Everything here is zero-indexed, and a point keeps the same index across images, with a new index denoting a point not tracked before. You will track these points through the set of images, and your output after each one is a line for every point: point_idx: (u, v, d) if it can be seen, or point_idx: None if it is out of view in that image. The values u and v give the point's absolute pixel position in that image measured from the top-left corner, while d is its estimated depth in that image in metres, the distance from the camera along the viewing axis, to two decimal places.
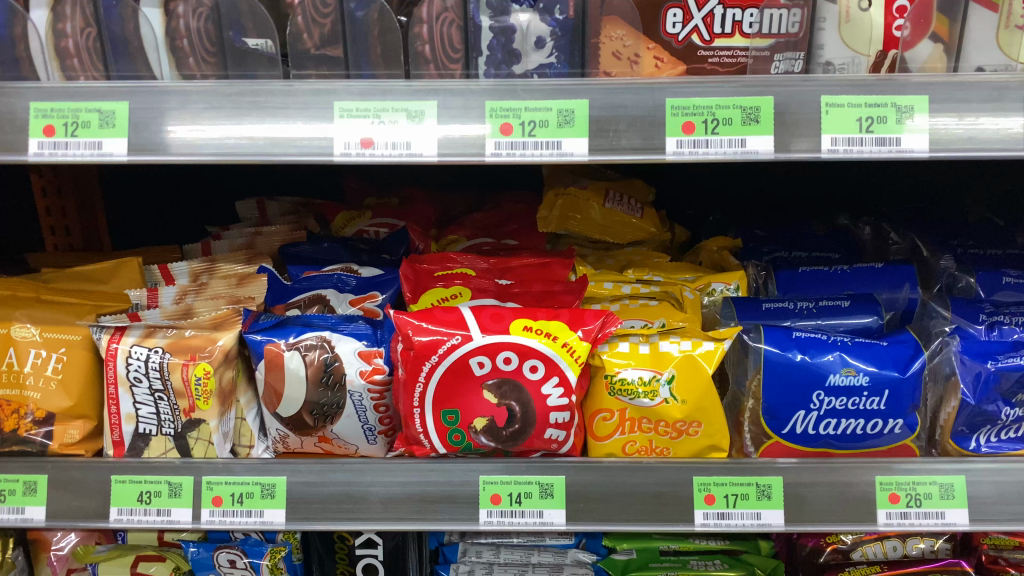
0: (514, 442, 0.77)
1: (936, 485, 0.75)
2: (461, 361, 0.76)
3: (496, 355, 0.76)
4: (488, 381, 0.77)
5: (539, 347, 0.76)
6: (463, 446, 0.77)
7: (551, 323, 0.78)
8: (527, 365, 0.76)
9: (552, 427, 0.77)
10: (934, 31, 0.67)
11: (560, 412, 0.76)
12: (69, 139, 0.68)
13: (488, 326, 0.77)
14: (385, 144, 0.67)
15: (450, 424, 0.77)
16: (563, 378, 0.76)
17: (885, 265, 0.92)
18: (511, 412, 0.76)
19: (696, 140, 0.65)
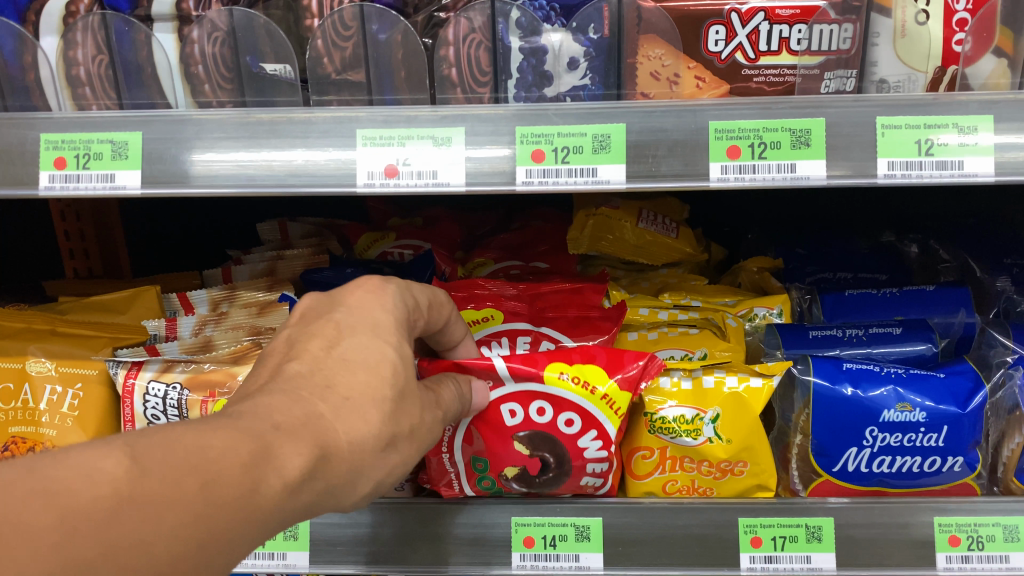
0: (549, 489, 0.74)
1: (999, 527, 0.70)
2: (491, 410, 0.72)
3: (529, 404, 0.72)
4: (521, 431, 0.72)
5: (575, 399, 0.71)
6: (495, 490, 0.75)
7: (587, 367, 0.72)
8: (561, 419, 0.72)
9: (588, 476, 0.73)
10: (998, 45, 0.62)
11: (598, 463, 0.72)
12: (80, 172, 0.65)
13: (520, 374, 0.72)
14: (410, 174, 0.63)
15: (479, 470, 0.74)
16: (602, 431, 0.72)
17: (938, 287, 0.87)
18: (545, 463, 0.73)
19: (741, 166, 0.61)
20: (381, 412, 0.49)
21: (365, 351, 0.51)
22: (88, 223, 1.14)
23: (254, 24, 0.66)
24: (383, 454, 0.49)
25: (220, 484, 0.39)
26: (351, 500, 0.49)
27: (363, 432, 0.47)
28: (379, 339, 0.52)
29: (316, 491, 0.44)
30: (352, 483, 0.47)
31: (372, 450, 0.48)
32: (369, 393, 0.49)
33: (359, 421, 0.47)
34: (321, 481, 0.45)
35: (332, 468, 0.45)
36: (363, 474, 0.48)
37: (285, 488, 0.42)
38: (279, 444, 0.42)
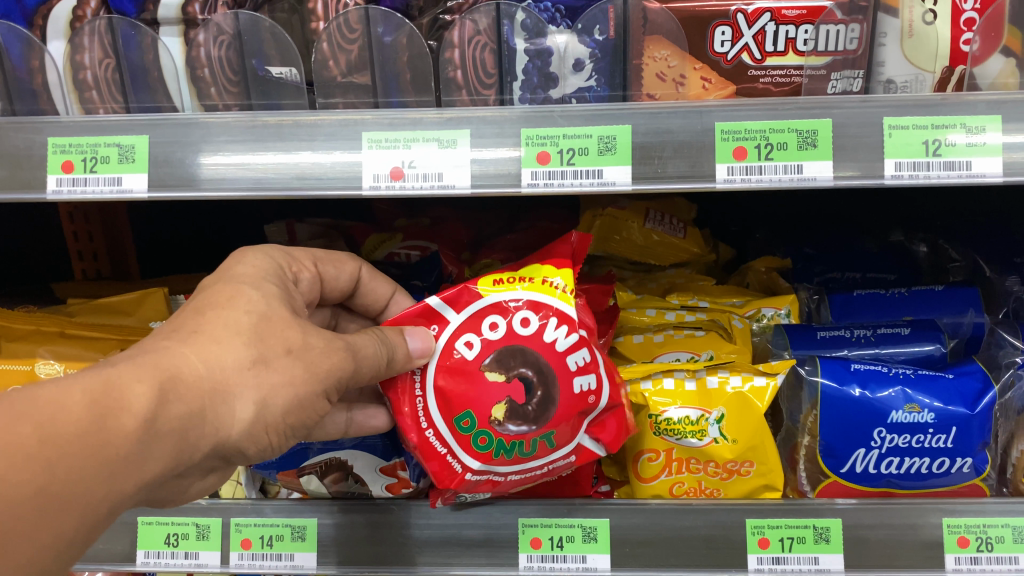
0: (546, 411, 0.66)
1: (1009, 527, 0.69)
2: (448, 354, 0.66)
3: (479, 327, 0.67)
4: (487, 359, 0.66)
5: (521, 296, 0.68)
6: (496, 448, 0.65)
7: (522, 272, 0.70)
8: (517, 322, 0.67)
9: (578, 376, 0.67)
10: (1006, 45, 0.61)
11: (576, 352, 0.67)
12: (88, 175, 0.65)
13: (455, 300, 0.67)
14: (415, 175, 0.63)
15: (468, 430, 0.65)
16: (561, 316, 0.67)
17: (947, 288, 0.87)
18: (526, 381, 0.66)
19: (748, 167, 0.61)
20: (240, 338, 0.51)
21: (225, 295, 0.54)
22: (97, 224, 1.13)
23: (260, 27, 0.66)
24: (256, 372, 0.51)
25: (61, 424, 0.44)
26: (240, 425, 0.51)
27: (219, 351, 0.50)
28: (250, 286, 0.56)
29: (179, 420, 0.48)
30: (225, 409, 0.50)
31: (236, 372, 0.50)
32: (225, 324, 0.51)
33: (218, 352, 0.50)
34: (181, 408, 0.48)
35: (196, 399, 0.48)
36: (237, 398, 0.50)
37: (138, 422, 0.46)
38: (125, 377, 0.46)
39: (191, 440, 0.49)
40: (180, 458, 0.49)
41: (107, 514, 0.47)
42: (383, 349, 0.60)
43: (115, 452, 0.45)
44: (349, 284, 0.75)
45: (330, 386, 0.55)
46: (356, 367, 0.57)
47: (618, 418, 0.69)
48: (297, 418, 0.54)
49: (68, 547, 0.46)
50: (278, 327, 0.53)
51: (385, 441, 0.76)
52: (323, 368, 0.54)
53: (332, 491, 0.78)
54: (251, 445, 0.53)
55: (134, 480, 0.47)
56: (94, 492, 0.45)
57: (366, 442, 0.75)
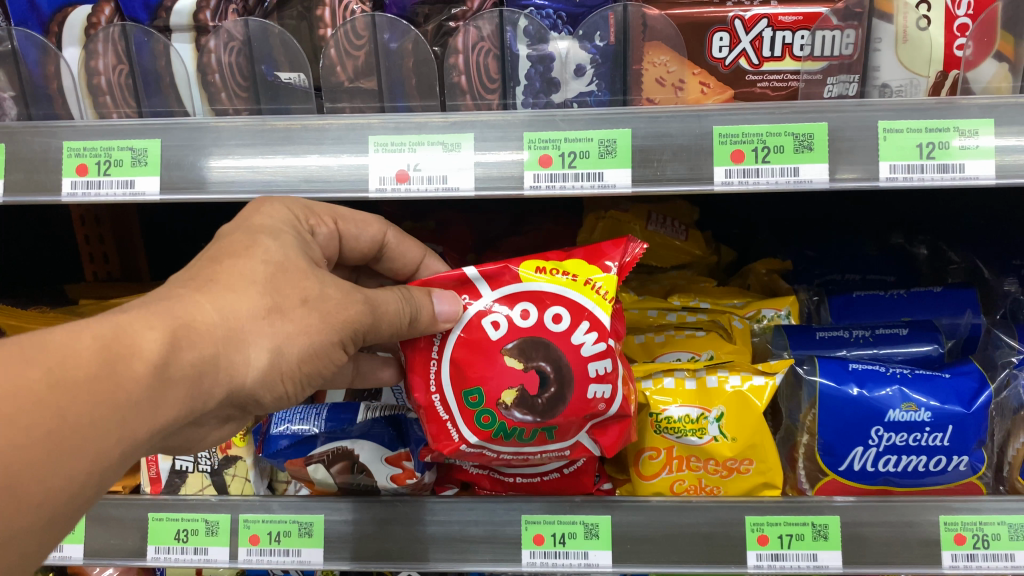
0: (553, 411, 0.65)
1: (1005, 525, 0.70)
2: (472, 329, 0.66)
3: (511, 309, 0.66)
4: (508, 344, 0.65)
5: (558, 290, 0.66)
6: (497, 429, 0.66)
7: (568, 262, 0.68)
8: (549, 316, 0.66)
9: (594, 383, 0.65)
10: (999, 50, 0.63)
11: (599, 360, 0.65)
12: (101, 178, 0.67)
13: (496, 278, 0.67)
14: (420, 178, 0.65)
15: (474, 405, 0.66)
16: (594, 321, 0.66)
17: (946, 289, 0.88)
18: (543, 375, 0.65)
19: (745, 170, 0.63)
20: (256, 287, 0.53)
21: (248, 247, 0.55)
22: (108, 226, 1.15)
23: (269, 34, 0.68)
24: (271, 321, 0.53)
25: (69, 366, 0.45)
26: (254, 372, 0.53)
27: (232, 300, 0.52)
28: (266, 234, 0.57)
29: (192, 365, 0.49)
30: (239, 356, 0.52)
31: (252, 321, 0.52)
32: (244, 275, 0.53)
33: (233, 301, 0.52)
34: (194, 354, 0.49)
35: (209, 346, 0.50)
36: (250, 345, 0.52)
37: (149, 369, 0.47)
38: (136, 324, 0.48)
39: (204, 387, 0.51)
40: (193, 404, 0.51)
41: (118, 462, 0.48)
42: (406, 307, 0.61)
43: (127, 396, 0.46)
44: (373, 246, 0.77)
45: (346, 337, 0.57)
46: (374, 321, 0.59)
47: (623, 427, 0.68)
48: (311, 366, 0.56)
49: (82, 496, 0.47)
50: (295, 277, 0.55)
51: (391, 431, 0.79)
52: (338, 319, 0.56)
53: (337, 480, 0.78)
54: (264, 391, 0.55)
55: (146, 425, 0.48)
56: (107, 438, 0.46)
57: (374, 432, 0.78)
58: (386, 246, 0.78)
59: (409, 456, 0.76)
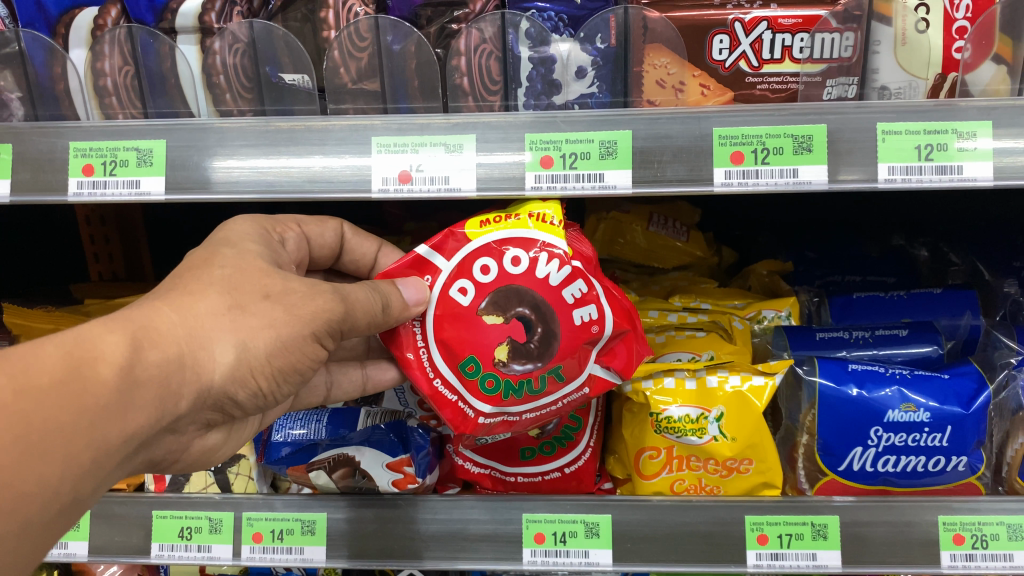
0: (549, 345, 0.66)
1: (1004, 525, 0.71)
2: (444, 302, 0.67)
3: (470, 271, 0.67)
4: (483, 305, 0.67)
5: (505, 236, 0.67)
6: (504, 389, 0.66)
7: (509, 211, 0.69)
8: (506, 262, 0.67)
9: (577, 309, 0.67)
10: (997, 53, 0.63)
11: (570, 284, 0.66)
12: (108, 178, 0.68)
13: (443, 246, 0.68)
14: (423, 179, 0.65)
15: (474, 374, 0.66)
16: (551, 251, 0.67)
17: (946, 290, 0.88)
18: (525, 320, 0.66)
19: (745, 171, 0.63)
20: (213, 288, 0.55)
21: (207, 261, 0.58)
22: (113, 228, 1.16)
23: (273, 35, 0.69)
24: (233, 317, 0.55)
25: (35, 374, 0.46)
26: (222, 369, 0.54)
27: (193, 306, 0.54)
28: (226, 246, 0.60)
29: (157, 366, 0.51)
30: (205, 354, 0.53)
31: (212, 318, 0.54)
32: (202, 282, 0.55)
33: (193, 304, 0.54)
34: (159, 354, 0.51)
35: (173, 348, 0.52)
36: (215, 344, 0.54)
37: (115, 372, 0.49)
38: (99, 331, 0.49)
39: (174, 387, 0.52)
40: (164, 407, 0.52)
41: (91, 469, 0.49)
42: (377, 296, 0.62)
43: (94, 400, 0.48)
44: (333, 245, 0.78)
45: (319, 328, 0.58)
46: (346, 308, 0.59)
47: (629, 344, 0.68)
48: (284, 360, 0.57)
49: (56, 503, 0.48)
50: (255, 276, 0.57)
51: (394, 437, 0.77)
52: (306, 311, 0.57)
53: (340, 485, 0.78)
54: (238, 388, 0.56)
55: (115, 429, 0.49)
56: (76, 441, 0.47)
57: (375, 437, 0.77)
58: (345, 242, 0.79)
59: (410, 461, 0.75)
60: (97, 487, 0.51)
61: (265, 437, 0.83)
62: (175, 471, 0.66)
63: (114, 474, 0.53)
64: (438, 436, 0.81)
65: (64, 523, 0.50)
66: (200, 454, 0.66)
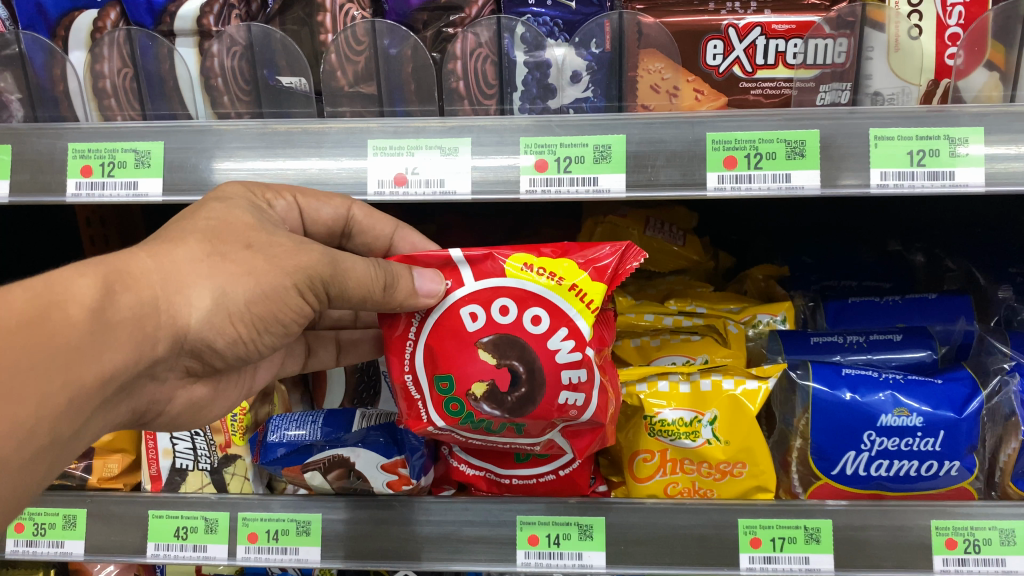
0: (521, 411, 0.65)
1: (996, 530, 0.71)
2: (449, 317, 0.65)
3: (491, 305, 0.65)
4: (483, 338, 0.65)
5: (542, 291, 0.64)
6: (465, 417, 0.66)
7: (559, 261, 0.65)
8: (528, 316, 0.64)
9: (566, 390, 0.64)
10: (990, 59, 0.64)
11: (573, 370, 0.64)
12: (105, 179, 0.68)
13: (479, 265, 0.65)
14: (418, 182, 0.66)
15: (444, 391, 0.66)
16: (574, 328, 0.64)
17: (941, 296, 0.89)
18: (515, 374, 0.64)
19: (738, 175, 0.63)
20: (194, 237, 0.57)
21: (201, 214, 0.59)
22: (113, 227, 1.16)
23: (271, 39, 0.69)
24: (211, 264, 0.56)
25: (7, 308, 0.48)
26: (197, 315, 0.56)
27: (172, 253, 0.55)
28: (217, 200, 0.61)
29: (131, 310, 0.53)
30: (180, 298, 0.55)
31: (191, 264, 0.55)
32: (182, 233, 0.57)
33: (171, 251, 0.56)
34: (132, 298, 0.53)
35: (147, 292, 0.53)
36: (191, 288, 0.55)
37: (85, 313, 0.50)
38: (69, 277, 0.51)
39: (149, 330, 0.54)
40: (141, 350, 0.54)
41: (67, 413, 0.51)
42: (380, 273, 0.61)
43: (66, 340, 0.50)
44: (337, 222, 0.73)
45: (302, 280, 0.58)
46: (338, 272, 0.59)
47: (595, 436, 0.68)
48: (264, 309, 0.57)
49: (33, 445, 0.50)
50: (241, 229, 0.58)
51: (385, 440, 0.77)
52: (289, 263, 0.58)
53: (335, 486, 0.78)
54: (216, 336, 0.58)
55: (90, 369, 0.51)
56: (49, 383, 0.49)
57: (371, 439, 0.77)
58: (354, 222, 0.74)
59: (405, 463, 0.75)
60: (78, 429, 0.54)
61: (259, 438, 0.82)
62: (162, 424, 0.68)
63: (91, 419, 0.55)
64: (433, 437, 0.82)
65: (45, 464, 0.52)
66: (185, 407, 0.68)
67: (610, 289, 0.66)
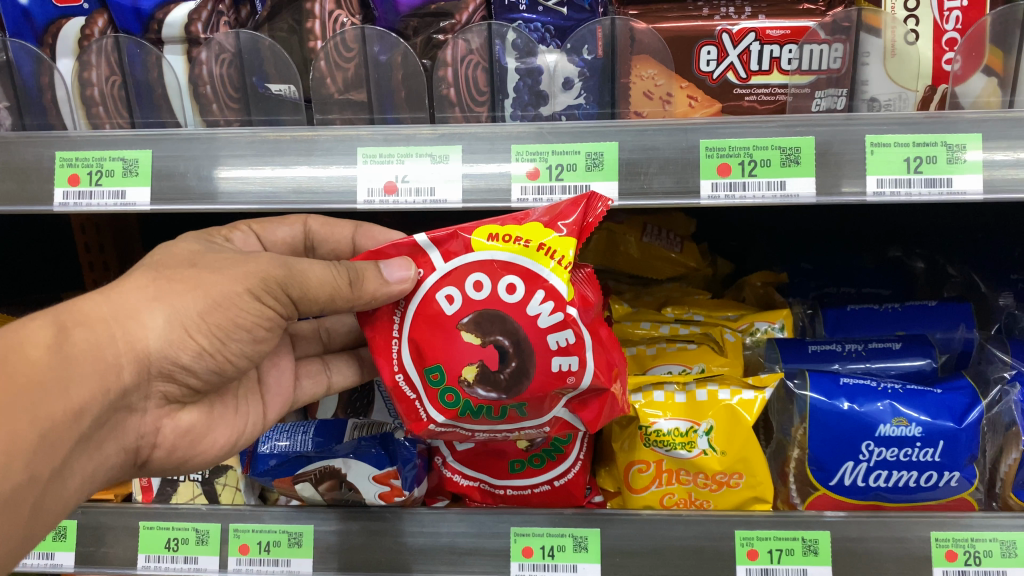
0: (517, 384, 0.63)
1: (997, 541, 0.69)
2: (427, 303, 0.64)
3: (464, 283, 0.63)
4: (463, 319, 0.63)
5: (510, 259, 0.62)
6: (462, 407, 0.64)
7: (524, 223, 0.63)
8: (502, 287, 0.63)
9: (557, 356, 0.62)
10: (988, 65, 0.63)
11: (558, 332, 0.62)
12: (93, 188, 0.67)
13: (445, 244, 0.64)
14: (408, 191, 0.65)
15: (437, 383, 0.64)
16: (550, 289, 0.62)
17: (940, 303, 0.88)
18: (502, 349, 0.63)
19: (732, 183, 0.63)
20: (141, 273, 0.60)
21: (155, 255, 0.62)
22: (108, 234, 1.15)
23: (259, 46, 0.69)
24: (157, 287, 0.58)
25: None
26: (153, 336, 0.58)
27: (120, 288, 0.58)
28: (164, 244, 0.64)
29: (87, 342, 0.56)
30: (134, 322, 0.57)
31: (138, 292, 0.58)
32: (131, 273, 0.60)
33: (120, 287, 0.59)
34: (86, 333, 0.56)
35: (99, 326, 0.56)
36: (143, 312, 0.58)
37: (43, 352, 0.53)
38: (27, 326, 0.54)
39: (109, 357, 0.56)
40: (107, 381, 0.57)
41: (43, 448, 0.53)
42: (343, 272, 0.62)
43: (27, 377, 0.52)
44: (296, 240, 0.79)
45: (254, 285, 0.60)
46: (293, 273, 0.61)
47: (604, 402, 0.65)
48: (220, 318, 0.59)
49: (10, 481, 0.52)
50: (183, 257, 0.61)
51: (378, 450, 0.76)
52: (236, 271, 0.60)
53: (326, 497, 0.77)
54: (180, 351, 0.59)
55: (58, 403, 0.54)
56: (17, 421, 0.52)
57: (361, 449, 0.76)
58: (313, 234, 0.78)
59: (397, 474, 0.74)
60: (60, 467, 0.56)
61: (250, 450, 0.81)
62: (161, 461, 0.68)
63: (75, 458, 0.57)
64: (426, 447, 0.80)
65: (30, 502, 0.54)
66: (177, 437, 0.67)
67: (583, 240, 0.63)
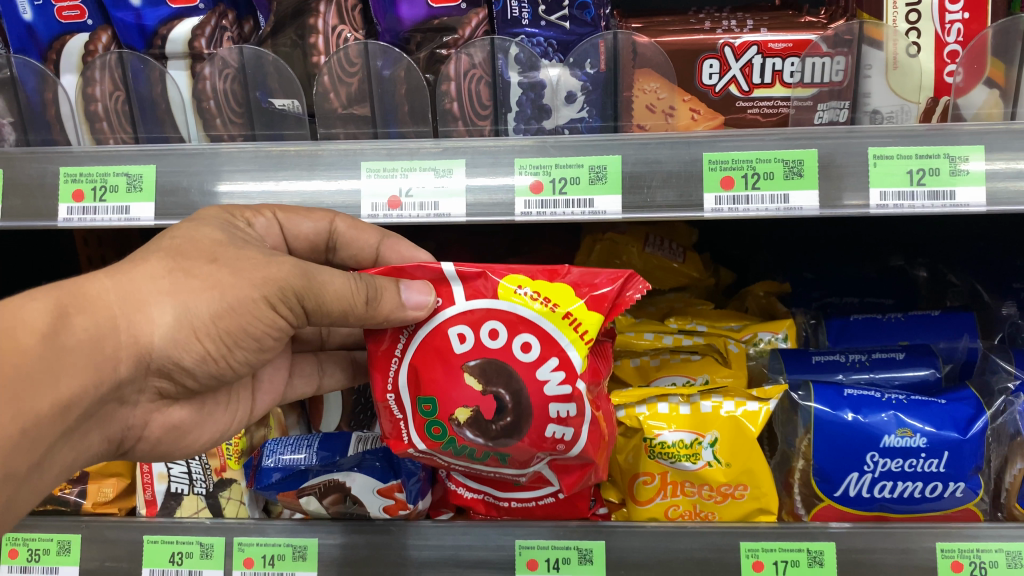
0: (505, 439, 0.64)
1: (1003, 552, 0.69)
2: (438, 335, 0.64)
3: (480, 327, 0.63)
4: (470, 361, 0.63)
5: (534, 318, 0.62)
6: (447, 441, 0.65)
7: (554, 285, 0.64)
8: (518, 343, 0.63)
9: (553, 424, 0.63)
10: (990, 77, 0.63)
11: (561, 403, 0.63)
12: (97, 205, 0.67)
13: (470, 282, 0.64)
14: (413, 205, 0.65)
15: (427, 414, 0.64)
16: (564, 359, 0.62)
17: (943, 313, 0.88)
18: (500, 403, 0.63)
19: (735, 196, 0.63)
20: (155, 256, 0.59)
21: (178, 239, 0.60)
22: (111, 247, 1.16)
23: (263, 62, 0.69)
24: (173, 279, 0.57)
25: None
26: (160, 332, 0.57)
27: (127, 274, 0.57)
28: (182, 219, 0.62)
29: (87, 331, 0.55)
30: (140, 316, 0.57)
31: (152, 282, 0.57)
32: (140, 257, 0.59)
33: (132, 270, 0.58)
34: (87, 320, 0.55)
35: (103, 313, 0.55)
36: (151, 306, 0.57)
37: (40, 339, 0.53)
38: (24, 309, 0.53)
39: (107, 351, 0.56)
40: (101, 373, 0.56)
41: (23, 443, 0.53)
42: (361, 287, 0.61)
43: (17, 366, 0.51)
44: (317, 234, 0.70)
45: (271, 292, 0.59)
46: (312, 284, 0.60)
47: (585, 472, 0.67)
48: (231, 323, 0.59)
49: None
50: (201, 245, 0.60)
51: (382, 464, 0.77)
52: (256, 274, 0.59)
53: (331, 510, 0.77)
54: (183, 353, 0.59)
55: (45, 398, 0.53)
56: (5, 412, 0.51)
57: (363, 464, 0.77)
58: (337, 233, 0.69)
59: (401, 487, 0.75)
60: (40, 461, 0.56)
61: (253, 462, 0.81)
62: (143, 452, 0.67)
63: (58, 450, 0.57)
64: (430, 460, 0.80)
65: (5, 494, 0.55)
66: (164, 431, 0.67)
67: (610, 319, 0.64)
